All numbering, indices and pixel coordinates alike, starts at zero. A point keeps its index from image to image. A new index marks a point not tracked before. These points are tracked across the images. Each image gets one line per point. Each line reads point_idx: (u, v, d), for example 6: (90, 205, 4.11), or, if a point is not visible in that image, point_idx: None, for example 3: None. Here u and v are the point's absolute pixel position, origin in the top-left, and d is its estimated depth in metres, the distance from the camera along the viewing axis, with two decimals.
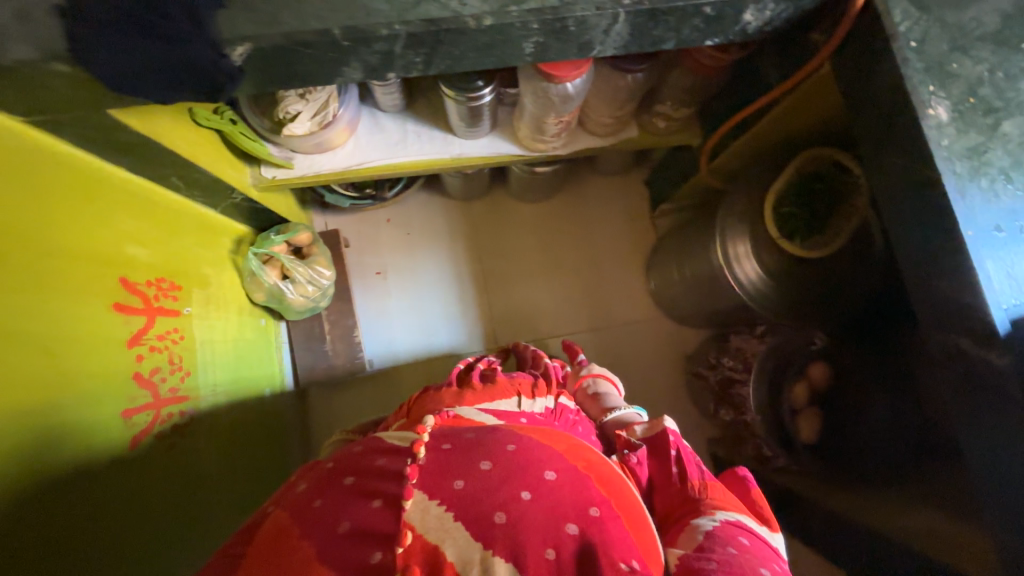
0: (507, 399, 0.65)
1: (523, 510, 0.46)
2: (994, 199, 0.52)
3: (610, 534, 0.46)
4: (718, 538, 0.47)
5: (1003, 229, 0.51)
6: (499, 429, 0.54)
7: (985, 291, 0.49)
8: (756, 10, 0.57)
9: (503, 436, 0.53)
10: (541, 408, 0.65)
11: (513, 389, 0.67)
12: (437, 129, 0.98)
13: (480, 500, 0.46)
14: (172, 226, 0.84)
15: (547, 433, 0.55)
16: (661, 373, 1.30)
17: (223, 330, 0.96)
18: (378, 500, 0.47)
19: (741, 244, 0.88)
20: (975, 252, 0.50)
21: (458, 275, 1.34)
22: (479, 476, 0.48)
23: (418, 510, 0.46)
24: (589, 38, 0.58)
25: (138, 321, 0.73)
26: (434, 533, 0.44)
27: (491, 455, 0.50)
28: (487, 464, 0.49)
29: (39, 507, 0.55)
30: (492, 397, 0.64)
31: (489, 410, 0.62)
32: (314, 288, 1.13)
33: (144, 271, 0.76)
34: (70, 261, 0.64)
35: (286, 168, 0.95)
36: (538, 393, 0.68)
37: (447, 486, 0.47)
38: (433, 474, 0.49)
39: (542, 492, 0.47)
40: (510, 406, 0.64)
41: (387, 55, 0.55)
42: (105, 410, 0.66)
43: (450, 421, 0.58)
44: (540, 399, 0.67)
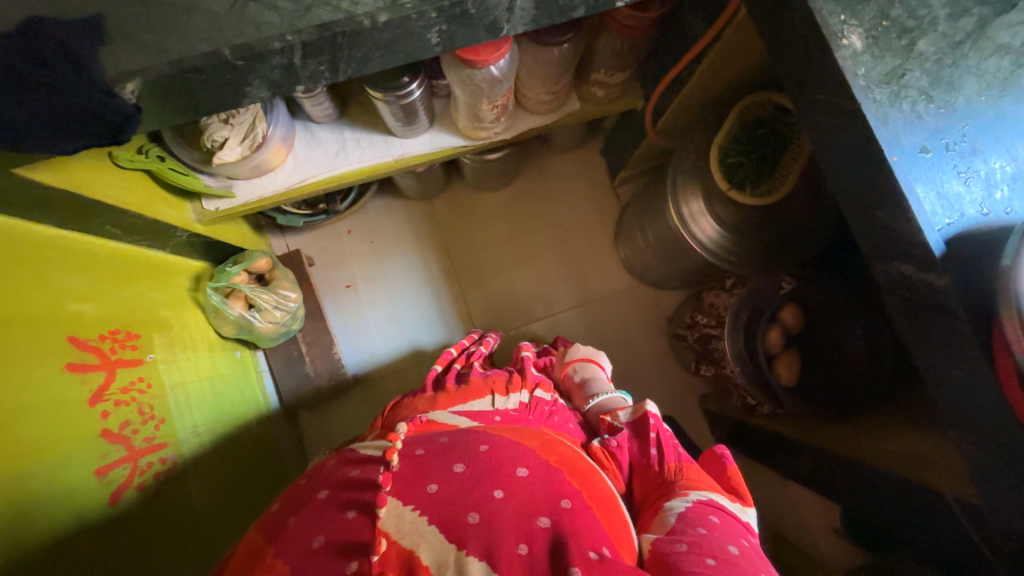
0: (481, 398, 0.65)
1: (496, 508, 0.46)
2: (917, 120, 0.51)
3: (581, 523, 0.46)
4: (690, 519, 0.48)
5: (929, 150, 0.51)
6: (472, 432, 0.54)
7: (919, 215, 0.49)
8: None
9: (476, 438, 0.53)
10: (515, 404, 0.65)
11: (487, 388, 0.66)
12: (376, 133, 0.95)
13: (454, 502, 0.46)
14: (117, 275, 0.82)
15: (519, 431, 0.56)
16: (645, 338, 1.31)
17: (196, 370, 0.95)
18: (352, 511, 0.47)
19: (695, 201, 0.88)
20: (905, 177, 0.50)
21: (429, 276, 1.32)
22: (452, 478, 0.48)
23: (392, 517, 0.45)
24: (494, 18, 0.56)
25: (96, 378, 0.72)
26: (408, 538, 0.44)
27: (465, 458, 0.50)
28: (460, 466, 0.49)
29: None
30: (466, 398, 0.65)
31: (463, 412, 0.62)
32: (282, 314, 1.12)
33: (95, 325, 0.75)
34: (10, 330, 0.62)
35: (227, 198, 0.92)
36: (513, 388, 0.67)
37: (421, 491, 0.47)
38: (406, 480, 0.48)
39: (515, 489, 0.48)
40: (484, 406, 0.64)
41: (288, 68, 0.53)
42: (76, 472, 0.65)
43: (423, 427, 0.58)
44: (514, 395, 0.66)
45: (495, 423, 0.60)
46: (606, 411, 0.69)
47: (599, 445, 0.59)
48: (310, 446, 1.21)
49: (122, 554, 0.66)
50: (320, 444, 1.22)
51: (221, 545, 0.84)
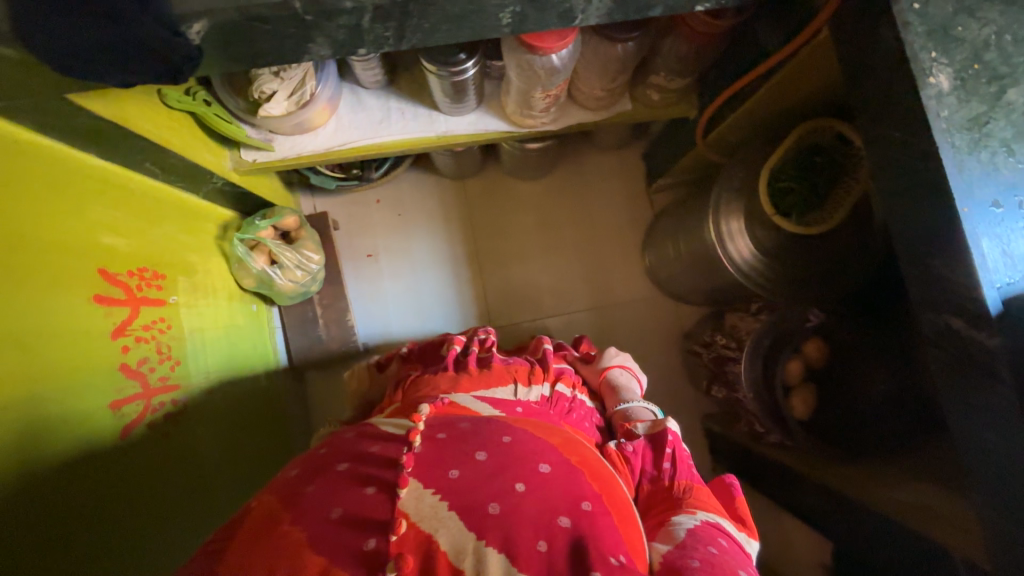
0: (504, 386, 0.65)
1: (517, 502, 0.46)
2: (994, 172, 0.50)
3: (601, 528, 0.46)
4: (700, 537, 0.48)
5: (1001, 205, 0.49)
6: (493, 422, 0.55)
7: (981, 271, 0.48)
8: None
9: (498, 428, 0.53)
10: (536, 397, 0.65)
11: (510, 376, 0.66)
12: (421, 107, 0.94)
13: (474, 490, 0.46)
14: (151, 213, 0.83)
15: (540, 427, 0.56)
16: (658, 349, 1.30)
17: (213, 317, 0.96)
18: (371, 487, 0.47)
19: (734, 220, 0.85)
20: (972, 228, 0.48)
21: (451, 255, 1.32)
22: (474, 466, 0.48)
23: (413, 498, 0.46)
24: (569, 7, 0.54)
25: (120, 312, 0.73)
26: (427, 521, 0.44)
27: (487, 447, 0.50)
28: (482, 454, 0.49)
29: (31, 496, 0.56)
30: (488, 384, 0.64)
31: (485, 398, 0.62)
32: (303, 274, 1.11)
33: (124, 261, 0.75)
34: (41, 253, 0.62)
35: (266, 150, 0.92)
36: (535, 380, 0.68)
37: (442, 475, 0.47)
38: (427, 463, 0.49)
39: (536, 484, 0.48)
40: (506, 394, 0.64)
41: (354, 29, 0.52)
42: (94, 401, 0.66)
43: (444, 409, 0.58)
44: (536, 387, 0.67)
45: (516, 413, 0.60)
46: (630, 416, 0.68)
47: (614, 448, 0.59)
48: (314, 406, 1.23)
49: (124, 487, 0.67)
50: (323, 406, 1.24)
51: (219, 492, 0.86)
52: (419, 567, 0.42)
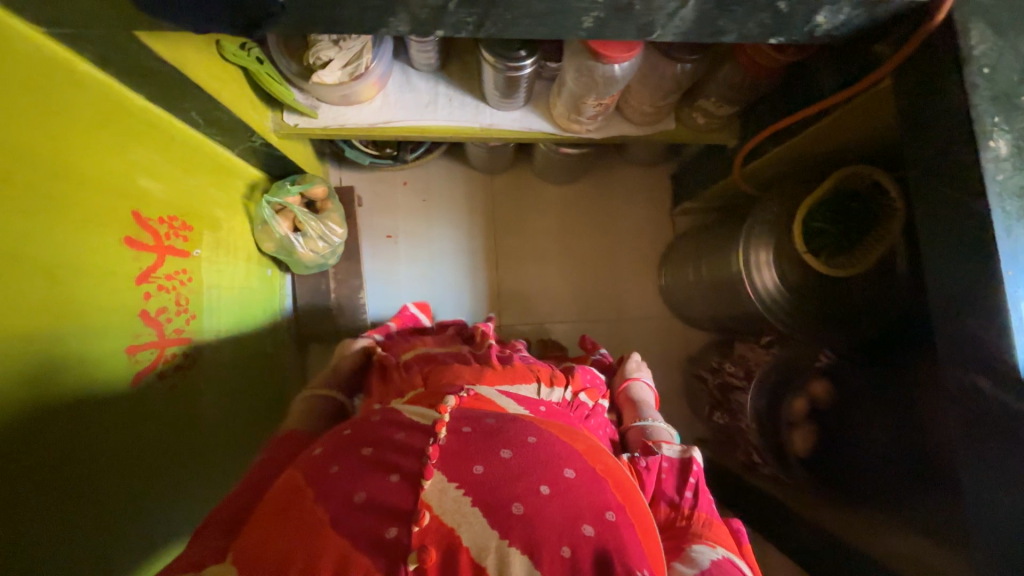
0: (527, 384, 0.65)
1: (541, 504, 0.46)
2: None
3: (624, 540, 0.47)
4: (726, 569, 0.50)
5: None
6: (519, 420, 0.55)
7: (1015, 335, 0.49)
8: (830, 13, 0.54)
9: (524, 427, 0.53)
10: (558, 398, 0.66)
11: (533, 375, 0.67)
12: (469, 95, 0.94)
13: (499, 488, 0.47)
14: (186, 164, 0.82)
15: (566, 430, 0.56)
16: (660, 367, 1.32)
17: (231, 276, 0.95)
18: (395, 475, 0.48)
19: (762, 252, 0.87)
20: (1013, 292, 0.50)
21: (469, 247, 1.32)
22: (499, 463, 0.49)
23: (436, 491, 0.47)
24: (651, 21, 0.55)
25: (148, 258, 0.72)
26: (451, 515, 0.45)
27: (512, 445, 0.50)
28: (507, 452, 0.50)
29: (46, 427, 0.55)
30: (513, 380, 0.65)
31: (509, 394, 0.62)
32: (324, 245, 1.11)
33: (157, 206, 0.75)
34: (82, 186, 0.61)
35: (309, 117, 0.91)
36: (557, 381, 0.68)
37: (467, 471, 0.48)
38: (453, 455, 0.49)
39: (560, 488, 0.48)
40: (530, 392, 0.64)
41: (438, 10, 0.53)
42: (112, 344, 0.65)
43: (469, 402, 0.58)
44: (558, 389, 0.67)
45: (541, 413, 0.62)
46: (650, 436, 0.68)
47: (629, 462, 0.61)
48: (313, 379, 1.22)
49: (128, 436, 0.66)
50: None
51: (217, 453, 0.86)
52: (440, 559, 0.43)
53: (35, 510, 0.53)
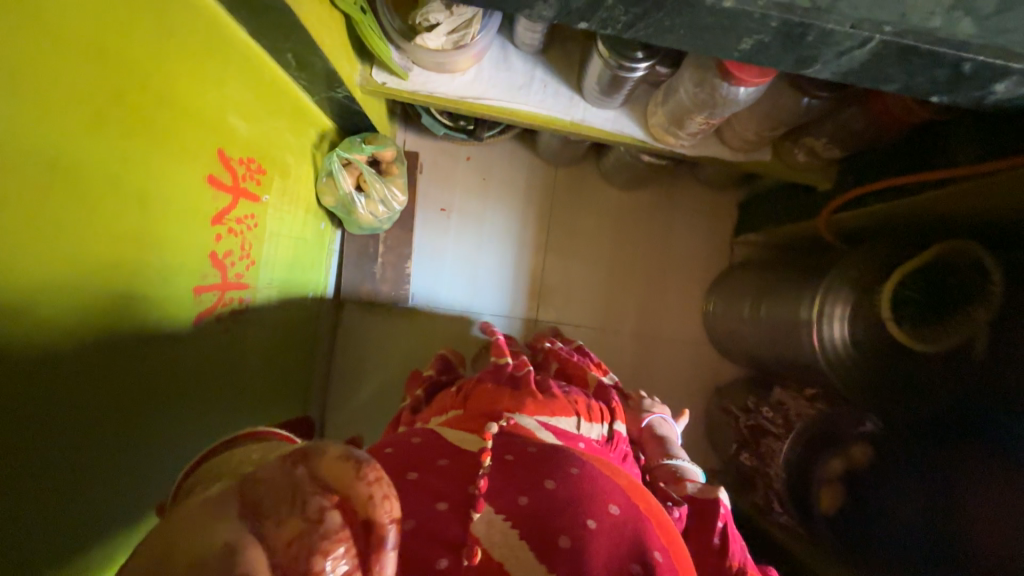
0: (567, 418, 0.64)
1: (589, 538, 0.45)
2: None
3: None
4: None
5: None
6: (562, 451, 0.53)
7: None
8: (1012, 84, 0.50)
9: (567, 458, 0.52)
10: (597, 435, 0.66)
11: (572, 409, 0.66)
12: (565, 86, 0.90)
13: (546, 519, 0.45)
14: (270, 104, 0.79)
15: (606, 464, 0.55)
16: (686, 393, 1.31)
17: (290, 226, 0.93)
18: (443, 503, 0.45)
19: (840, 305, 0.84)
20: None
21: (520, 236, 1.29)
22: (545, 493, 0.47)
23: (484, 523, 0.44)
24: (815, 55, 0.50)
25: (223, 200, 0.70)
26: (500, 550, 0.43)
27: (556, 475, 0.49)
28: (551, 483, 0.48)
29: (112, 355, 0.54)
30: (552, 412, 0.63)
31: (549, 426, 0.60)
32: (384, 210, 1.08)
33: (240, 147, 0.72)
34: (180, 116, 0.59)
35: (399, 78, 0.86)
36: (593, 417, 0.68)
37: (512, 501, 0.46)
38: (498, 486, 0.48)
39: (605, 524, 0.46)
40: (569, 426, 0.63)
41: (593, 4, 0.48)
42: (182, 282, 0.64)
43: (508, 431, 0.56)
44: (596, 425, 0.68)
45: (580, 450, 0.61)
46: (680, 474, 0.70)
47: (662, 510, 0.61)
48: (343, 337, 1.23)
49: (177, 371, 0.65)
50: (353, 341, 1.24)
51: (242, 396, 0.84)
52: None
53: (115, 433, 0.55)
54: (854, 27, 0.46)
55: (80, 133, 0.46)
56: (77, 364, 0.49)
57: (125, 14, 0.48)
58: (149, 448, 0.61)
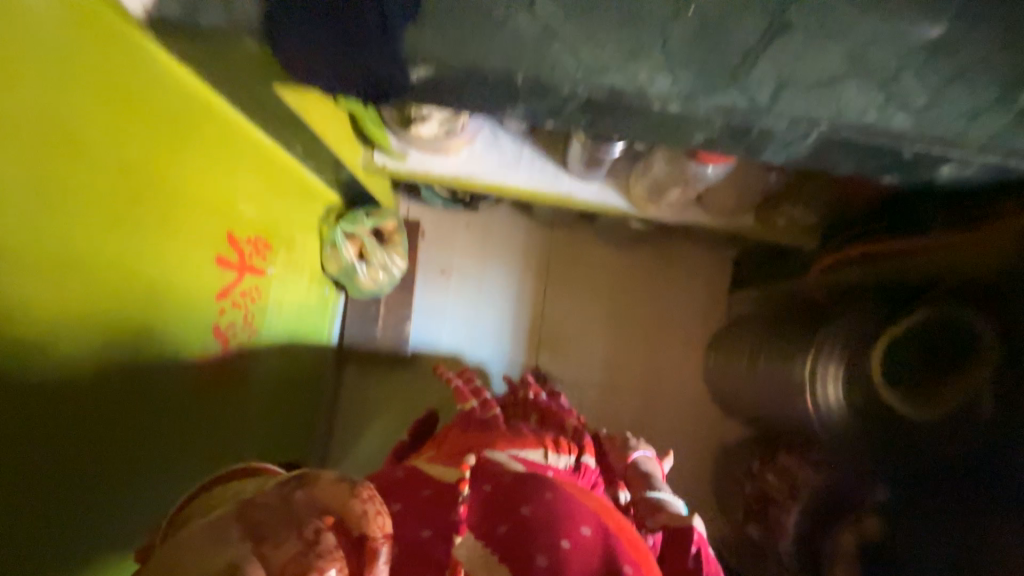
0: (533, 449, 0.62)
1: (563, 558, 0.44)
2: None
3: None
4: None
5: None
6: (533, 475, 0.52)
7: None
8: (951, 165, 0.55)
9: (537, 482, 0.50)
10: (564, 465, 0.63)
11: (539, 440, 0.64)
12: (551, 161, 0.96)
13: (523, 543, 0.45)
14: (279, 188, 0.87)
15: (577, 486, 0.53)
16: (692, 454, 1.27)
17: (293, 293, 0.99)
18: (427, 529, 0.46)
19: (832, 363, 0.81)
20: None
21: (518, 295, 1.32)
22: (519, 520, 0.46)
23: (467, 547, 0.45)
24: (762, 145, 0.56)
25: (228, 277, 0.76)
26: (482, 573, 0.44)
27: (531, 501, 0.48)
28: (526, 509, 0.47)
29: (118, 429, 0.57)
30: (520, 445, 0.62)
31: (517, 458, 0.59)
32: (384, 275, 1.13)
33: (248, 228, 0.79)
34: (196, 206, 0.66)
35: (397, 159, 0.94)
36: (562, 447, 0.65)
37: (492, 529, 0.47)
38: (479, 514, 0.48)
39: (580, 545, 0.46)
40: (537, 457, 0.61)
41: (555, 108, 0.55)
42: (183, 354, 0.68)
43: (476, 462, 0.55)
44: (563, 454, 0.64)
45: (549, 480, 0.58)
46: None
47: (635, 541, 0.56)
48: (344, 397, 1.25)
49: (176, 442, 0.67)
50: (353, 401, 1.25)
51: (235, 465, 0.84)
52: None
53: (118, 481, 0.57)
54: (790, 122, 0.52)
55: (108, 220, 0.52)
56: (82, 439, 0.52)
57: (154, 128, 0.57)
58: (139, 522, 0.61)
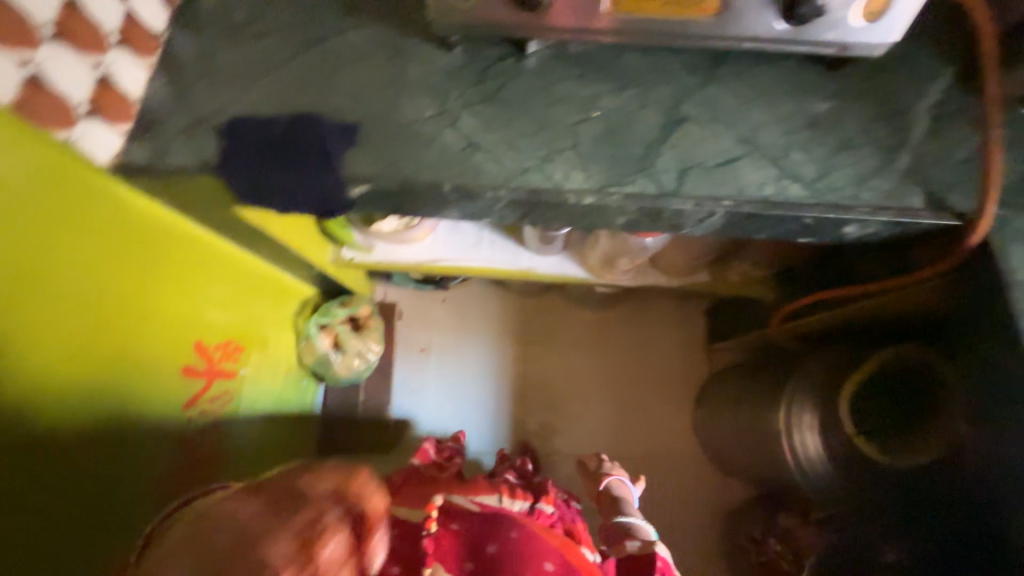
0: (490, 495, 0.70)
1: None
2: None
3: None
4: None
5: None
6: (497, 519, 0.61)
7: None
8: (859, 226, 0.57)
9: (504, 523, 0.60)
10: (519, 508, 0.70)
11: (496, 488, 0.72)
12: (511, 239, 0.99)
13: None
14: (251, 291, 0.93)
15: (543, 525, 0.62)
16: (697, 519, 1.21)
17: (269, 390, 1.01)
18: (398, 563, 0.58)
19: (806, 413, 0.83)
20: None
21: (499, 366, 1.33)
22: (485, 558, 0.57)
23: None
24: (680, 223, 0.59)
25: (196, 384, 0.79)
26: None
27: (497, 540, 0.58)
28: (492, 548, 0.57)
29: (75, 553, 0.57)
30: (478, 491, 0.70)
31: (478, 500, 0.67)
32: (360, 362, 1.15)
33: (218, 334, 0.84)
34: (158, 323, 0.71)
35: (364, 252, 1.00)
36: (519, 494, 0.72)
37: (459, 566, 0.57)
38: (446, 554, 0.58)
39: None
40: (494, 501, 0.69)
41: (486, 210, 0.60)
42: (147, 468, 0.70)
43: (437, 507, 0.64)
44: (519, 500, 0.71)
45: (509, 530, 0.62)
46: (626, 531, 0.66)
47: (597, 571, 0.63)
48: None
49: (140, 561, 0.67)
50: None
51: None
52: None
53: (106, 548, 0.61)
54: (698, 203, 0.55)
55: (61, 346, 0.57)
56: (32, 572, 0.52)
57: (114, 259, 0.63)
58: None
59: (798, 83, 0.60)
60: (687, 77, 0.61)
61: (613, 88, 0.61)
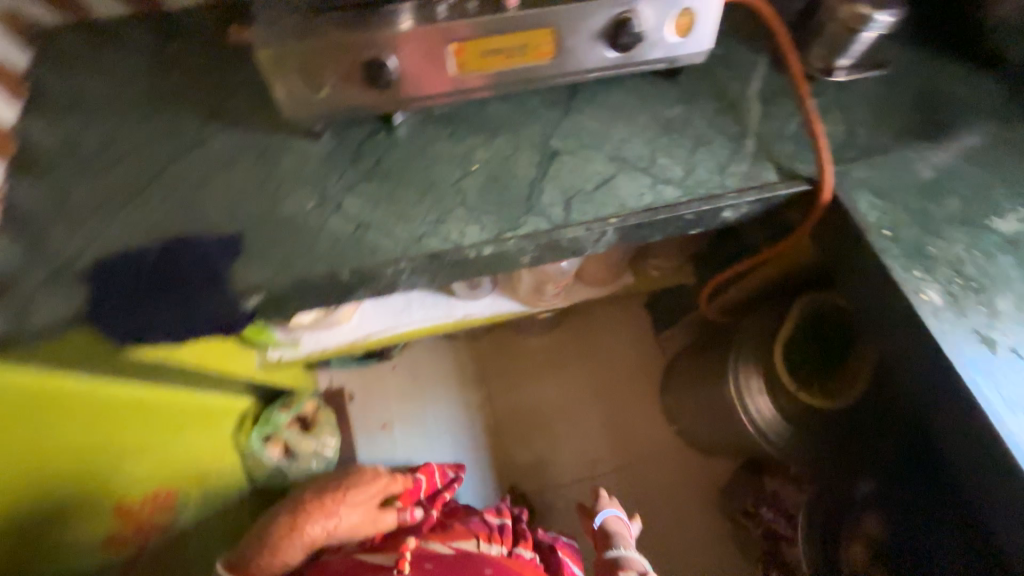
0: (466, 540, 0.74)
1: None
2: (995, 354, 0.54)
3: None
4: None
5: (997, 349, 0.54)
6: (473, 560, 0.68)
7: (999, 428, 0.51)
8: (734, 209, 0.62)
9: (479, 562, 0.68)
10: (496, 552, 0.74)
11: (472, 533, 0.76)
12: (439, 293, 0.96)
13: None
14: (179, 425, 0.86)
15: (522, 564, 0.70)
16: (697, 506, 1.22)
17: (218, 521, 0.96)
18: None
19: (753, 380, 0.91)
20: (995, 412, 0.51)
21: (467, 417, 1.29)
22: None
23: None
24: (580, 248, 0.61)
25: (107, 551, 0.77)
26: None
27: None
28: None
29: None
30: (454, 537, 0.74)
31: (452, 545, 0.72)
32: (315, 462, 1.10)
33: (138, 489, 0.80)
34: (52, 504, 0.69)
35: (292, 348, 0.94)
36: (496, 537, 0.76)
37: None
38: None
39: None
40: (468, 546, 0.73)
41: (394, 284, 0.60)
42: None
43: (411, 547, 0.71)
44: (496, 544, 0.75)
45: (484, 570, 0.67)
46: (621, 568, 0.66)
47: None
48: None
49: None
50: None
51: None
52: None
53: None
54: (588, 227, 0.58)
55: None
56: None
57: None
58: None
59: (646, 97, 0.66)
60: (548, 114, 0.65)
61: (484, 138, 0.63)
